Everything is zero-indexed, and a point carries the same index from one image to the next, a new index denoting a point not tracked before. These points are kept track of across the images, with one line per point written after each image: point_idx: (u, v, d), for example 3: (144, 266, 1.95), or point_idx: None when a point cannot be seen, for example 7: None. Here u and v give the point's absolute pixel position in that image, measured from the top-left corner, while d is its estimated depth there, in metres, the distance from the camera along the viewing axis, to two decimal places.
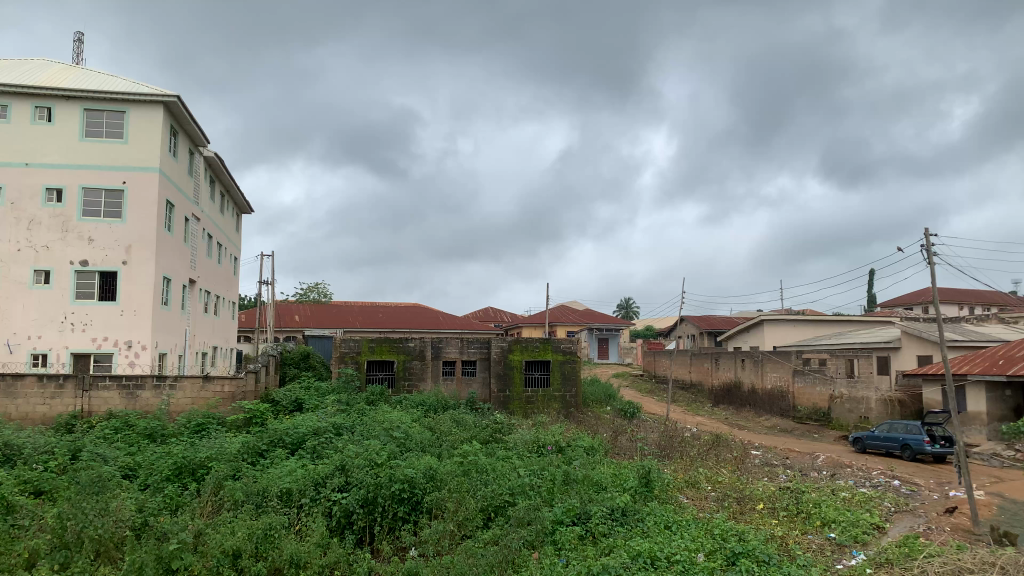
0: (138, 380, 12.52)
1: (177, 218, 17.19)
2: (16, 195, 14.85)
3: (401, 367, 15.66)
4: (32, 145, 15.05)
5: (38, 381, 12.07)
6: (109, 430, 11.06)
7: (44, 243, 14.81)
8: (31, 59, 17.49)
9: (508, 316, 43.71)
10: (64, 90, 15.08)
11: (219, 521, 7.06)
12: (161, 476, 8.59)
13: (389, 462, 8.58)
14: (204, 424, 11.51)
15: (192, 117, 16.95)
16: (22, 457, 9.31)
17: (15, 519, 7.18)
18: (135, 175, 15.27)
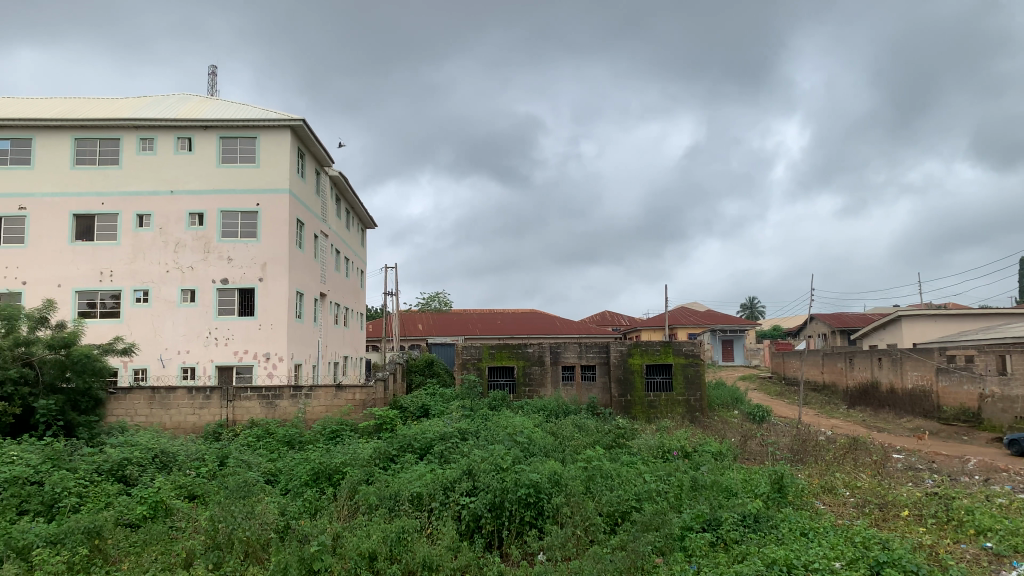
0: (276, 390, 13.21)
1: (307, 236, 18.07)
2: (163, 221, 16.08)
3: (522, 372, 15.81)
4: (176, 174, 16.24)
5: (187, 392, 12.98)
6: (252, 438, 11.75)
7: (189, 264, 15.96)
8: (173, 94, 18.88)
9: (626, 320, 43.31)
10: (202, 121, 16.16)
11: (356, 524, 7.35)
12: (300, 482, 9.07)
13: (513, 466, 8.66)
14: (337, 431, 12.00)
15: (317, 139, 17.72)
16: (177, 463, 10.02)
17: (173, 521, 7.74)
18: (267, 197, 16.15)
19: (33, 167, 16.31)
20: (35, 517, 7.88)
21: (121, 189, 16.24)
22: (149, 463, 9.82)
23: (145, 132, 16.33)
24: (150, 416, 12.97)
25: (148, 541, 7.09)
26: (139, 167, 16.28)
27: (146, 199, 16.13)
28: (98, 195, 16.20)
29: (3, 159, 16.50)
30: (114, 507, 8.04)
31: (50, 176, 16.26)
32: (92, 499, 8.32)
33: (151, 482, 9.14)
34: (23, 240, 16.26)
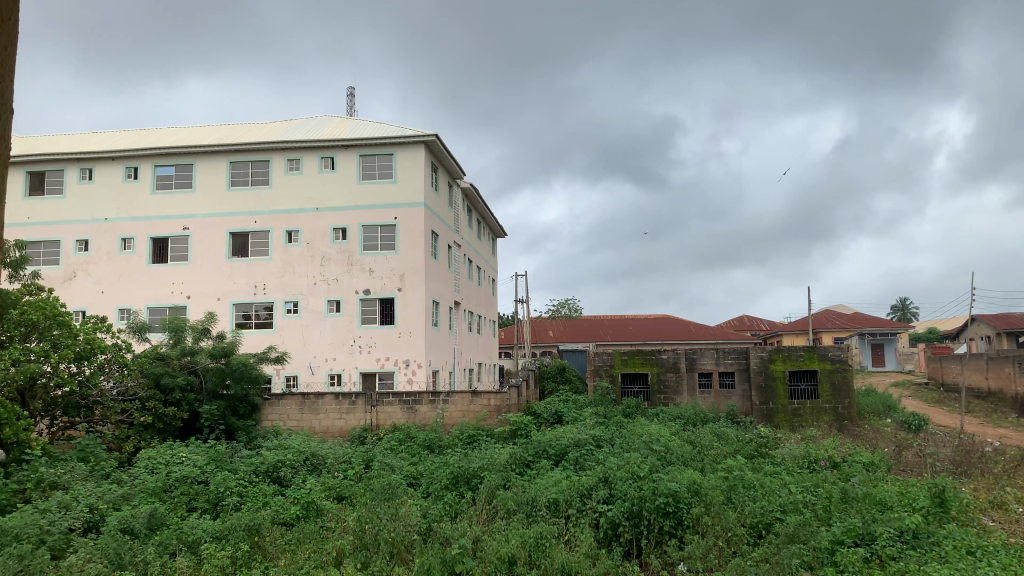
0: (416, 396, 13.65)
1: (442, 247, 18.60)
2: (310, 236, 17.04)
3: (657, 379, 15.56)
4: (320, 192, 17.16)
5: (335, 398, 13.66)
6: (394, 441, 12.21)
7: (335, 275, 16.83)
8: (315, 116, 19.96)
9: (764, 325, 41.74)
10: (343, 141, 16.98)
11: (495, 528, 7.47)
12: (440, 485, 9.32)
13: (651, 475, 8.53)
14: (474, 436, 12.26)
15: (449, 152, 18.20)
16: (326, 465, 10.53)
17: (325, 521, 8.12)
18: (404, 211, 16.74)
19: (194, 190, 17.67)
20: (202, 514, 8.52)
21: (271, 208, 17.33)
22: (301, 465, 10.39)
23: (292, 153, 17.36)
24: (300, 421, 13.70)
25: (301, 540, 7.46)
26: (288, 187, 17.33)
27: (294, 216, 17.15)
28: (251, 215, 17.35)
29: (169, 184, 17.98)
30: (270, 507, 8.55)
31: (210, 198, 17.56)
32: (251, 498, 8.88)
33: (303, 483, 9.64)
34: (186, 258, 17.64)
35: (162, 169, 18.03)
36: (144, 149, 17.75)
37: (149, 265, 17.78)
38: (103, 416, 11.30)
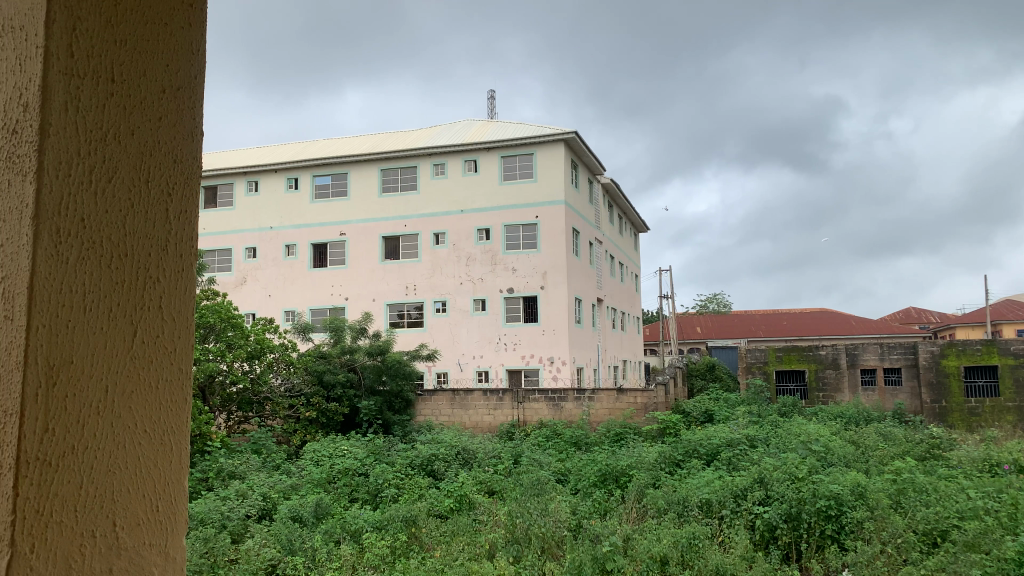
0: (561, 393, 13.74)
1: (584, 244, 18.61)
2: (456, 237, 17.55)
3: (814, 377, 14.87)
4: (464, 194, 17.62)
5: (483, 395, 14.01)
6: (542, 437, 12.33)
7: (479, 275, 17.24)
8: (458, 121, 20.52)
9: (935, 319, 38.85)
10: (485, 144, 17.32)
11: (646, 527, 7.38)
12: (589, 482, 9.31)
13: (810, 476, 8.15)
14: (622, 434, 12.18)
15: (588, 148, 18.12)
16: (476, 459, 10.78)
17: (477, 514, 8.30)
18: (545, 210, 16.83)
19: (350, 198, 18.64)
20: (363, 505, 8.94)
21: (419, 211, 17.98)
22: (453, 459, 10.70)
23: (437, 158, 17.92)
24: (452, 416, 14.13)
25: (455, 532, 7.67)
26: (435, 191, 17.92)
27: (441, 219, 17.72)
28: (401, 219, 18.08)
29: (326, 193, 19.05)
30: (426, 499, 8.86)
31: (363, 204, 18.44)
32: (407, 490, 9.23)
33: (456, 477, 9.91)
34: (343, 262, 18.63)
35: (320, 179, 19.13)
36: (303, 161, 18.90)
37: (311, 269, 18.92)
38: (273, 411, 12.17)
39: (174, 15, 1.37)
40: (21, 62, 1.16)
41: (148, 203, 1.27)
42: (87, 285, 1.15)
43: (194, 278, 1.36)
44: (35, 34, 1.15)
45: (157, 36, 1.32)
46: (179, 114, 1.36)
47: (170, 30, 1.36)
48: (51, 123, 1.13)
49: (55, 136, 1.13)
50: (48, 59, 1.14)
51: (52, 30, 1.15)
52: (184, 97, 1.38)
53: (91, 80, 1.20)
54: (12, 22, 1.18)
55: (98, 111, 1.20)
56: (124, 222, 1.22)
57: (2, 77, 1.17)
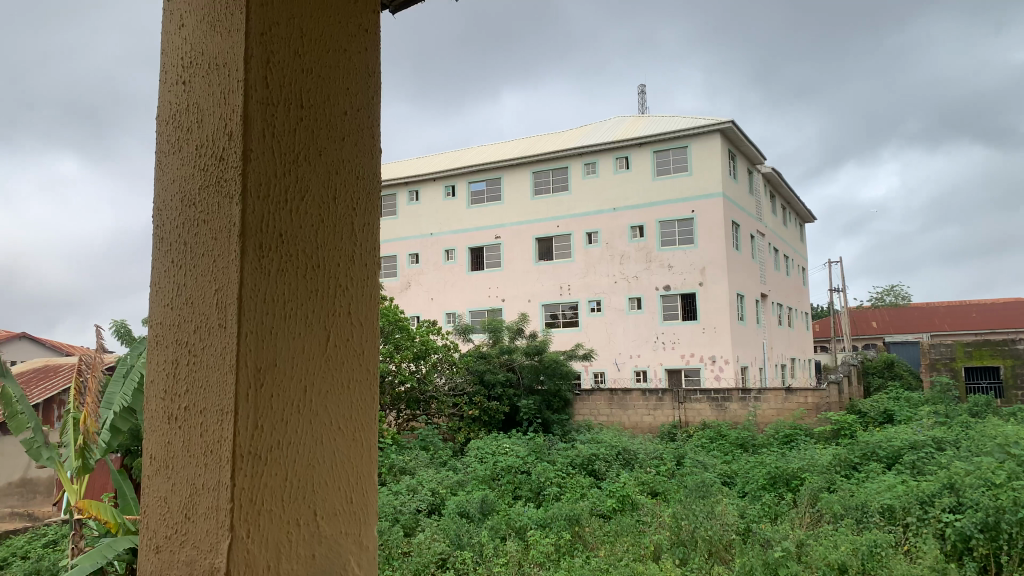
0: (725, 393, 13.37)
1: (744, 237, 17.95)
2: (609, 236, 17.48)
3: (1011, 374, 13.52)
4: (617, 192, 17.49)
5: (642, 394, 13.87)
6: (706, 439, 12.03)
7: (634, 273, 17.07)
8: (610, 119, 20.44)
9: None
10: (637, 139, 17.10)
11: (821, 533, 7.01)
12: (757, 485, 8.98)
13: (1011, 482, 7.40)
14: (792, 435, 11.66)
15: (746, 138, 17.44)
16: (639, 461, 10.65)
17: (641, 515, 8.21)
18: (702, 203, 16.31)
19: (504, 202, 19.06)
20: (526, 502, 9.09)
21: (572, 212, 18.08)
22: (614, 459, 10.64)
23: (588, 157, 17.92)
24: (611, 416, 14.08)
25: (619, 532, 7.62)
26: (588, 190, 17.94)
27: (594, 218, 17.72)
28: (554, 220, 18.27)
29: (482, 198, 19.60)
30: (589, 499, 8.86)
31: (517, 207, 18.81)
32: (570, 489, 9.30)
33: (618, 477, 9.86)
34: (499, 264, 19.07)
35: (475, 185, 19.71)
36: (458, 168, 19.56)
37: (469, 273, 19.51)
38: (438, 410, 12.65)
39: (354, 41, 1.46)
40: (225, 96, 1.29)
41: (336, 217, 1.36)
42: (286, 294, 1.26)
43: (377, 287, 1.45)
44: (237, 69, 1.27)
45: (339, 62, 1.42)
46: (361, 133, 1.45)
47: (350, 56, 1.45)
48: (252, 148, 1.24)
49: (257, 159, 1.25)
50: (248, 91, 1.26)
51: (251, 64, 1.27)
52: (364, 114, 1.47)
53: (284, 108, 1.30)
54: (216, 61, 1.32)
55: (291, 135, 1.31)
56: (316, 234, 1.32)
57: (210, 110, 1.31)
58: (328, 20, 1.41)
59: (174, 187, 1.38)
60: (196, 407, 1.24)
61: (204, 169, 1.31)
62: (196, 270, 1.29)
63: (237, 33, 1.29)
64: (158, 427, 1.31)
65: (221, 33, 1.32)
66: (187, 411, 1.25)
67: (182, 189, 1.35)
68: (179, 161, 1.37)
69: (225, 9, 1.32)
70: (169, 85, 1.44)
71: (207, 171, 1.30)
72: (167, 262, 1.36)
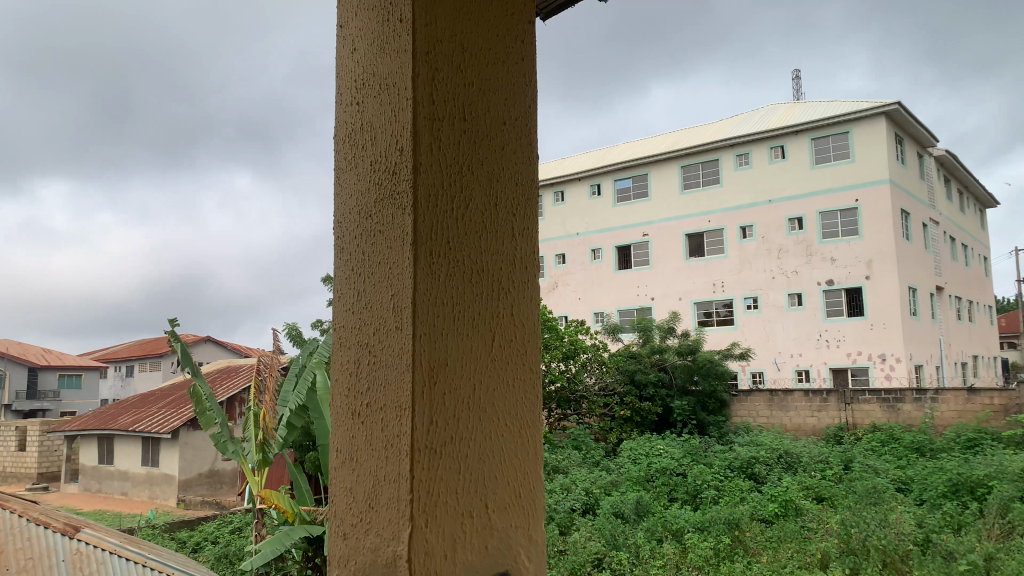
0: (897, 393, 12.49)
1: (916, 225, 16.71)
2: (765, 229, 16.82)
3: None
4: (772, 183, 16.79)
5: (805, 395, 13.26)
6: (876, 442, 11.33)
7: (793, 268, 16.32)
8: (763, 108, 19.67)
9: None
10: (793, 127, 16.35)
11: (1013, 546, 6.41)
12: (936, 492, 8.35)
13: None
14: (976, 439, 10.72)
15: (915, 119, 16.23)
16: (802, 465, 10.16)
17: (805, 521, 7.84)
18: (867, 191, 15.34)
19: (651, 198, 18.83)
20: (682, 504, 8.93)
21: (724, 206, 17.55)
22: (775, 462, 10.22)
23: (740, 149, 17.34)
24: (771, 418, 13.55)
25: (782, 538, 7.32)
26: (741, 182, 17.34)
27: (748, 212, 17.11)
28: (704, 215, 17.82)
29: (628, 195, 19.44)
30: (748, 502, 8.58)
31: (666, 203, 18.50)
32: (729, 492, 9.04)
33: (780, 481, 9.49)
34: (648, 262, 18.85)
35: (621, 182, 19.60)
36: (604, 167, 19.52)
37: (617, 272, 19.44)
38: (590, 409, 12.72)
39: (510, 52, 1.51)
40: (396, 114, 1.38)
41: (498, 223, 1.42)
42: (455, 297, 1.33)
43: (538, 289, 1.48)
44: (406, 87, 1.36)
45: (499, 74, 1.48)
46: (519, 142, 1.50)
47: (509, 67, 1.50)
48: (421, 161, 1.32)
49: (426, 172, 1.32)
50: (416, 107, 1.34)
51: (418, 82, 1.35)
52: (524, 121, 1.52)
53: (450, 122, 1.38)
54: (388, 80, 1.42)
55: (455, 147, 1.38)
56: (480, 240, 1.38)
57: (383, 128, 1.41)
58: (488, 33, 1.47)
59: (352, 201, 1.48)
60: (376, 404, 1.33)
61: (379, 183, 1.41)
62: (373, 278, 1.38)
63: (405, 53, 1.37)
64: (343, 422, 1.42)
65: (390, 55, 1.42)
66: (369, 408, 1.35)
67: (359, 203, 1.46)
68: (355, 177, 1.48)
69: (393, 32, 1.41)
70: (344, 106, 1.56)
71: (381, 185, 1.40)
72: (347, 269, 1.47)
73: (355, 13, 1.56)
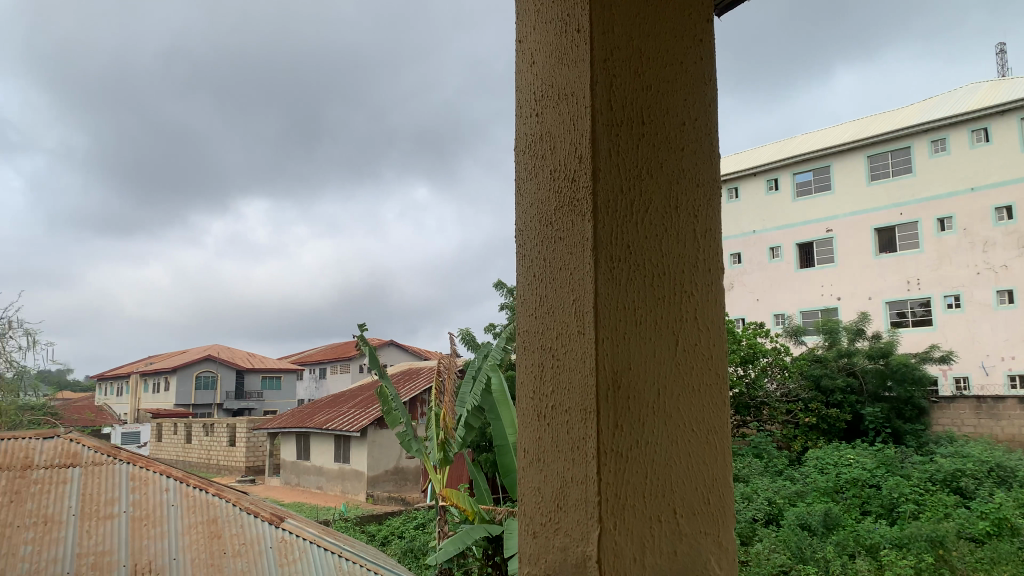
0: None
1: None
2: (967, 221, 15.33)
3: None
4: (974, 170, 15.26)
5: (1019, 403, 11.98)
6: None
7: (1002, 262, 14.79)
8: (962, 88, 17.98)
9: None
10: (998, 107, 14.79)
11: None
12: None
13: None
14: None
15: None
16: (1018, 481, 9.16)
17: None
18: None
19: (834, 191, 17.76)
20: (877, 518, 8.34)
21: (918, 196, 16.22)
22: (985, 476, 9.28)
23: (935, 134, 15.94)
24: (979, 427, 12.30)
25: (995, 560, 6.63)
26: (937, 170, 15.90)
27: (946, 202, 15.69)
28: (896, 207, 16.53)
29: (809, 188, 18.50)
30: (953, 519, 7.86)
31: (851, 196, 17.40)
32: (931, 507, 8.32)
33: (991, 496, 8.62)
34: (833, 260, 17.78)
35: (801, 175, 18.67)
36: (781, 161, 18.70)
37: (798, 270, 18.50)
38: (771, 416, 12.25)
39: (688, 53, 1.49)
40: (574, 122, 1.40)
41: (679, 226, 1.40)
42: (637, 301, 1.33)
43: (723, 293, 1.45)
44: (584, 96, 1.38)
45: (675, 76, 1.46)
46: (700, 142, 1.48)
47: (687, 68, 1.48)
48: (600, 166, 1.34)
49: (605, 178, 1.34)
50: (594, 115, 1.36)
51: (596, 89, 1.37)
52: (703, 121, 1.50)
53: (628, 126, 1.38)
54: (566, 91, 1.45)
55: (634, 151, 1.38)
56: (661, 243, 1.38)
57: (562, 137, 1.44)
58: (663, 33, 1.46)
59: (533, 209, 1.53)
60: (561, 406, 1.36)
61: (559, 191, 1.44)
62: (555, 283, 1.42)
63: (584, 62, 1.40)
64: (530, 423, 1.46)
65: (568, 64, 1.45)
66: (554, 410, 1.38)
67: (540, 210, 1.50)
68: (536, 186, 1.52)
69: (571, 41, 1.45)
70: (524, 118, 1.61)
71: (560, 193, 1.43)
72: (530, 276, 1.51)
73: (533, 26, 1.61)
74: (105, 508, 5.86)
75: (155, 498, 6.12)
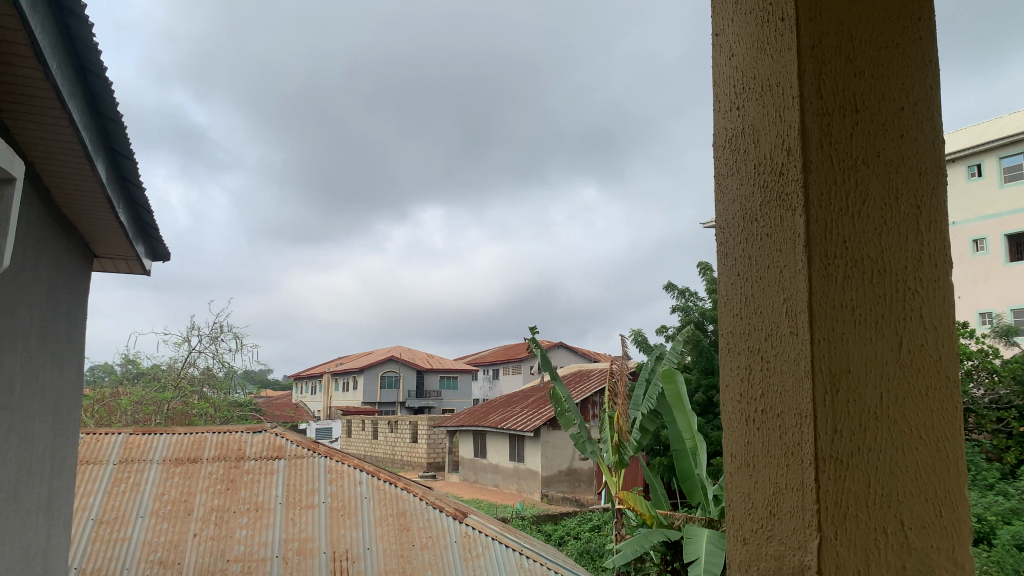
0: None
1: None
2: None
3: None
4: None
5: None
6: None
7: None
8: None
9: None
10: None
11: None
12: None
13: None
14: None
15: None
16: None
17: None
18: None
19: None
20: None
21: None
22: None
23: None
24: None
25: None
26: None
27: None
28: None
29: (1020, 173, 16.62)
30: None
31: None
32: None
33: None
34: None
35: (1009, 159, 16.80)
36: (983, 144, 16.95)
37: (1007, 264, 16.70)
38: (979, 424, 11.21)
39: (904, 32, 1.38)
40: (781, 114, 1.35)
41: (900, 218, 1.31)
42: (856, 300, 1.25)
43: (952, 291, 1.33)
44: (790, 87, 1.33)
45: (893, 56, 1.36)
46: (921, 128, 1.36)
47: (904, 49, 1.37)
48: (812, 159, 1.28)
49: (817, 171, 1.28)
50: (803, 105, 1.31)
51: (805, 78, 1.31)
52: (926, 104, 1.38)
53: (840, 115, 1.31)
54: (770, 82, 1.40)
55: (848, 141, 1.31)
56: (880, 237, 1.29)
57: (767, 130, 1.40)
58: (876, 16, 1.37)
59: (735, 207, 1.48)
60: (773, 410, 1.31)
61: (765, 186, 1.39)
62: (762, 282, 1.37)
63: (789, 51, 1.34)
64: (736, 427, 1.42)
65: (771, 56, 1.40)
66: (765, 413, 1.33)
67: (744, 207, 1.45)
68: (738, 182, 1.48)
69: (775, 32, 1.39)
70: (724, 113, 1.56)
71: (767, 188, 1.38)
72: (734, 275, 1.47)
73: (731, 18, 1.57)
74: (307, 498, 6.35)
75: (350, 490, 6.55)
